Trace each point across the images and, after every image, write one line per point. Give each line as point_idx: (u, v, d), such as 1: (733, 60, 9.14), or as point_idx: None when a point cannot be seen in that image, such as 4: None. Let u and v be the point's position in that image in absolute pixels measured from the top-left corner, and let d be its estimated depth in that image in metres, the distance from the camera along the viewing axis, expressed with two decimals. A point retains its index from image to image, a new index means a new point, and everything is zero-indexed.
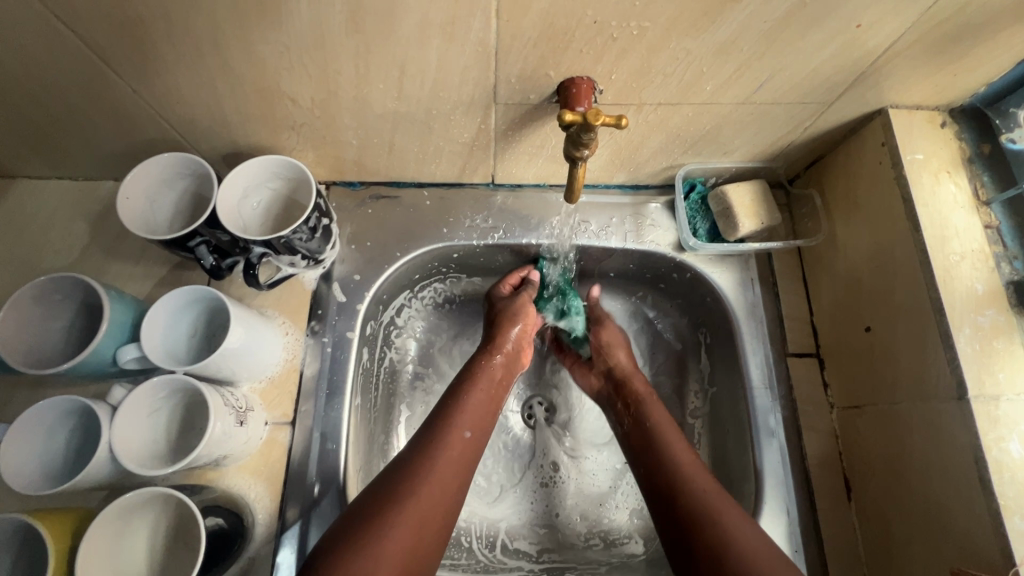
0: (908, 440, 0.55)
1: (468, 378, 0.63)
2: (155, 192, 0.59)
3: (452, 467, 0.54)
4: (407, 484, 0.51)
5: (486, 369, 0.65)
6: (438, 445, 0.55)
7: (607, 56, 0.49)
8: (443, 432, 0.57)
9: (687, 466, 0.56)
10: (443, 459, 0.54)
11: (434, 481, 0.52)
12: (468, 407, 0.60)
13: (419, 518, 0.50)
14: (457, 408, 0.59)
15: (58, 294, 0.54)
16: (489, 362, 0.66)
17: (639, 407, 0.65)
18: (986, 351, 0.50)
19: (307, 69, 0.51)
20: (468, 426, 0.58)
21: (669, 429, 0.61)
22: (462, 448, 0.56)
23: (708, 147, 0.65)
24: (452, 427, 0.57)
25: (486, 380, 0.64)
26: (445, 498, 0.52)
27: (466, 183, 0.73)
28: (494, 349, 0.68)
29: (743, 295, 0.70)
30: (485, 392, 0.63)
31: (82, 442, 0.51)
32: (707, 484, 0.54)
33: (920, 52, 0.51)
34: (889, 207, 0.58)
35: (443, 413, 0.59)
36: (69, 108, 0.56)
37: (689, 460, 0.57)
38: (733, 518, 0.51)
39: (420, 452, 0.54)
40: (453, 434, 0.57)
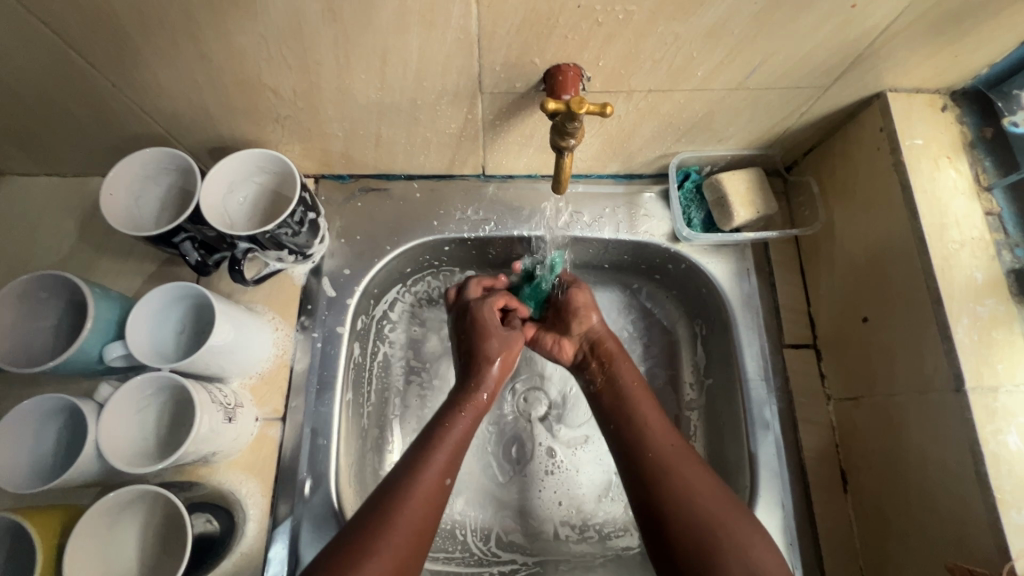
0: (905, 433, 0.54)
1: (445, 416, 0.60)
2: (139, 187, 0.58)
3: (425, 516, 0.52)
4: (377, 536, 0.49)
5: (466, 406, 0.62)
6: (411, 495, 0.53)
7: (593, 42, 0.48)
8: (417, 478, 0.54)
9: (652, 427, 0.57)
10: (416, 510, 0.52)
11: (408, 532, 0.51)
12: (445, 451, 0.57)
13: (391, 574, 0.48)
14: (437, 452, 0.57)
15: (43, 292, 0.53)
16: (470, 401, 0.62)
17: (612, 365, 0.64)
18: (985, 342, 0.49)
19: (286, 60, 0.50)
20: (445, 474, 0.56)
21: (637, 391, 0.62)
22: (435, 495, 0.54)
23: (701, 135, 0.63)
24: (429, 472, 0.55)
25: (468, 420, 0.61)
26: (417, 550, 0.51)
27: (456, 175, 0.72)
28: (476, 386, 0.63)
29: (739, 286, 0.69)
30: (465, 430, 0.60)
31: (70, 440, 0.51)
32: (670, 438, 0.56)
33: (919, 33, 0.49)
34: (887, 195, 0.56)
35: (418, 455, 0.56)
36: (49, 103, 0.55)
37: (653, 415, 0.59)
38: (691, 473, 0.53)
39: (391, 499, 0.52)
40: (429, 480, 0.54)
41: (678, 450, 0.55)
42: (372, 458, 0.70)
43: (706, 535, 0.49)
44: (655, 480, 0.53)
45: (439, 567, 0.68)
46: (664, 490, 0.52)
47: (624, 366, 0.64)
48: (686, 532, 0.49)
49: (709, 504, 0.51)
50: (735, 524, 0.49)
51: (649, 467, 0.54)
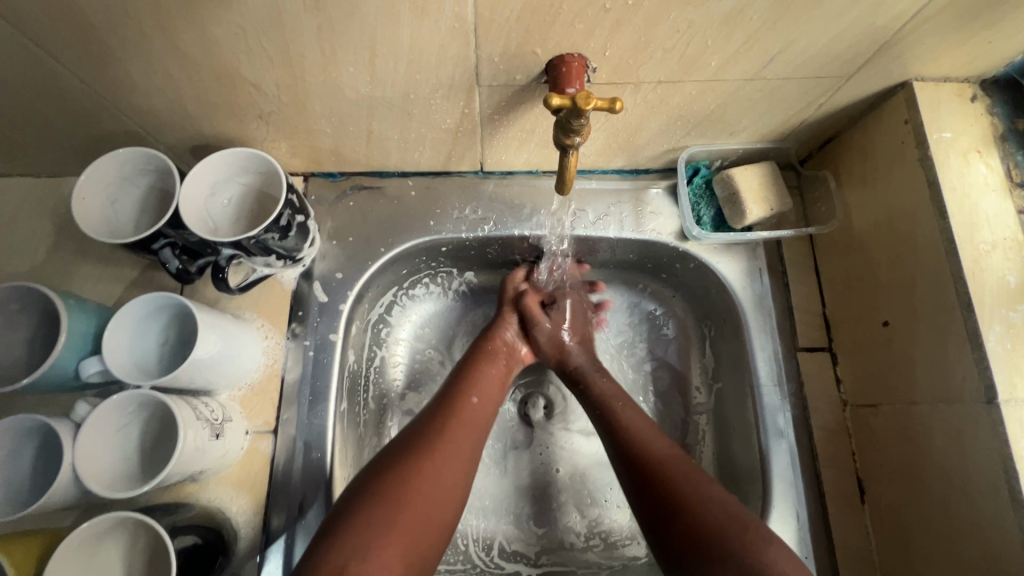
0: (929, 444, 0.51)
1: (472, 357, 0.63)
2: (114, 190, 0.55)
3: (467, 432, 0.54)
4: (421, 445, 0.51)
5: (489, 348, 0.65)
6: (451, 410, 0.55)
7: (600, 30, 0.44)
8: (448, 398, 0.56)
9: (640, 426, 0.57)
10: (458, 424, 0.54)
11: (451, 442, 0.52)
12: (478, 378, 0.60)
13: (440, 477, 0.50)
14: (472, 377, 0.60)
15: (15, 305, 0.50)
16: (491, 343, 0.65)
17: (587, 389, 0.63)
18: (1019, 351, 0.46)
19: (267, 53, 0.46)
20: (475, 394, 0.58)
21: (613, 392, 0.62)
22: (474, 416, 0.56)
23: (712, 128, 0.60)
24: (461, 395, 0.57)
25: (492, 358, 0.63)
26: (464, 461, 0.52)
27: (453, 171, 0.68)
28: (496, 332, 0.67)
29: (751, 287, 0.66)
30: (491, 365, 0.63)
31: (46, 462, 0.48)
32: (661, 437, 0.56)
33: (952, 18, 0.45)
34: (912, 192, 0.53)
35: (450, 383, 0.59)
36: (14, 101, 0.52)
37: (638, 418, 0.58)
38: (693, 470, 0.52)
39: (429, 421, 0.54)
40: (462, 402, 0.56)
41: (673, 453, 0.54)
42: None
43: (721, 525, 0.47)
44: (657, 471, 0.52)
45: None
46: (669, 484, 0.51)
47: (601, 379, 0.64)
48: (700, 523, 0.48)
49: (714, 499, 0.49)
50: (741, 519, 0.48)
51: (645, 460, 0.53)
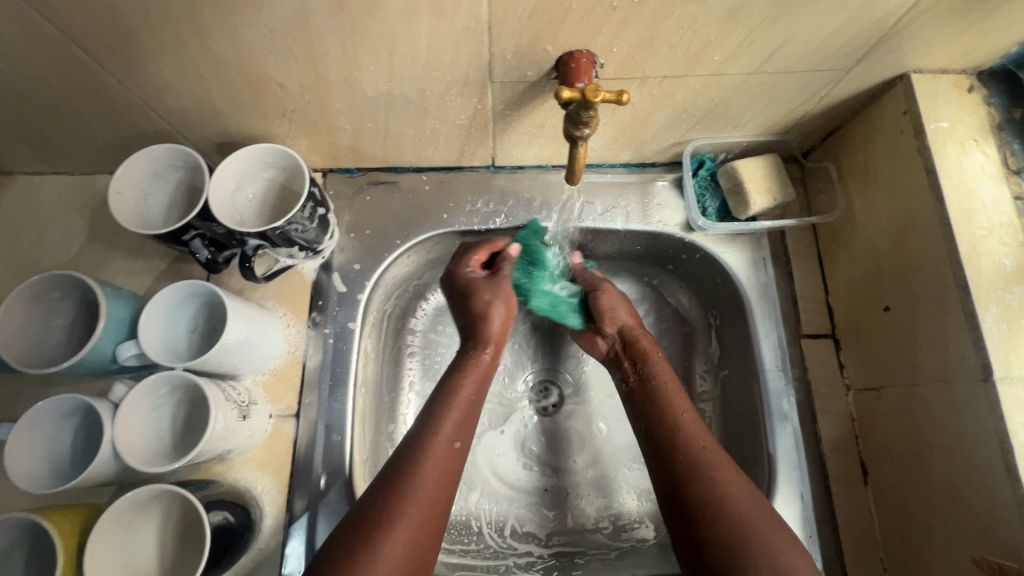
0: (931, 424, 0.52)
1: (449, 383, 0.60)
2: (147, 185, 0.58)
3: (442, 481, 0.53)
4: (393, 502, 0.49)
5: (471, 365, 0.62)
6: (433, 457, 0.54)
7: (607, 27, 0.47)
8: (429, 442, 0.54)
9: (686, 429, 0.56)
10: (433, 475, 0.52)
11: (427, 496, 0.51)
12: (454, 414, 0.57)
13: (412, 540, 0.49)
14: (450, 414, 0.57)
15: (56, 294, 0.53)
16: (473, 362, 0.63)
17: (645, 366, 0.64)
18: (1014, 331, 0.48)
19: (292, 52, 0.49)
20: (456, 436, 0.56)
21: (673, 394, 0.60)
22: (449, 460, 0.54)
23: (717, 121, 0.62)
24: (439, 438, 0.55)
25: (475, 380, 0.61)
26: (434, 513, 0.51)
27: (465, 166, 0.71)
28: (480, 340, 0.64)
29: (756, 276, 0.68)
30: (472, 391, 0.60)
31: (88, 440, 0.51)
32: (702, 441, 0.55)
33: (947, 12, 0.47)
34: (911, 180, 0.55)
35: (429, 420, 0.56)
36: (55, 101, 0.55)
37: (688, 420, 0.57)
38: (727, 477, 0.52)
39: (406, 467, 0.52)
40: (440, 445, 0.55)
41: (714, 455, 0.54)
42: (386, 450, 0.70)
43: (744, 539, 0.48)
44: (687, 478, 0.52)
45: (456, 560, 0.68)
46: (698, 493, 0.51)
47: (655, 365, 0.63)
48: (721, 540, 0.48)
49: (746, 512, 0.49)
50: (770, 533, 0.48)
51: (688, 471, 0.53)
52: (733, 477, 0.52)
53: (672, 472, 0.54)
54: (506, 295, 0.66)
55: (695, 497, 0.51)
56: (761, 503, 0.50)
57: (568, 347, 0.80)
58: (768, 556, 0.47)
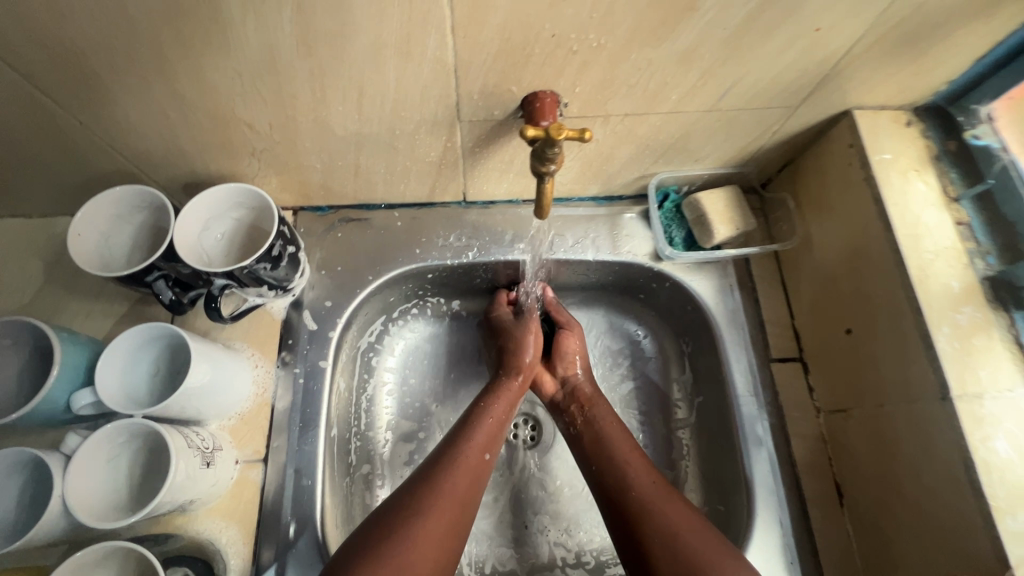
0: (897, 442, 0.53)
1: (483, 403, 0.64)
2: (109, 227, 0.57)
3: (470, 486, 0.56)
4: (424, 504, 0.52)
5: (506, 389, 0.67)
6: (457, 466, 0.56)
7: (568, 69, 0.49)
8: (463, 449, 0.58)
9: (630, 461, 0.58)
10: (461, 482, 0.55)
11: (452, 501, 0.53)
12: (484, 428, 0.61)
13: (440, 538, 0.51)
14: (482, 423, 0.61)
15: (6, 341, 0.51)
16: (509, 384, 0.67)
17: (592, 411, 0.65)
18: (967, 349, 0.49)
19: (260, 94, 0.50)
20: (485, 449, 0.59)
21: (614, 426, 0.63)
22: (477, 469, 0.57)
23: (678, 156, 0.65)
24: (472, 447, 0.58)
25: (506, 400, 0.65)
26: (461, 520, 0.53)
27: (436, 202, 0.72)
28: (515, 368, 0.68)
29: (724, 303, 0.69)
30: (504, 409, 0.64)
31: (34, 495, 0.47)
32: (652, 477, 0.56)
33: (879, 54, 0.51)
34: (860, 208, 0.58)
35: (463, 431, 0.60)
36: (15, 144, 0.54)
37: (631, 455, 0.59)
38: (670, 508, 0.53)
39: (438, 470, 0.55)
40: (471, 454, 0.58)
41: (657, 488, 0.55)
42: (360, 493, 0.68)
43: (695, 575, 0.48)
44: (642, 511, 0.53)
45: None
46: (644, 524, 0.52)
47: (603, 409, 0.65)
48: (670, 569, 0.49)
49: (688, 542, 0.50)
50: (715, 561, 0.49)
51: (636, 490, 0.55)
52: (673, 506, 0.53)
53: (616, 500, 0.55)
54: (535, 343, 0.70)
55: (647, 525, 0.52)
56: (704, 532, 0.51)
57: None
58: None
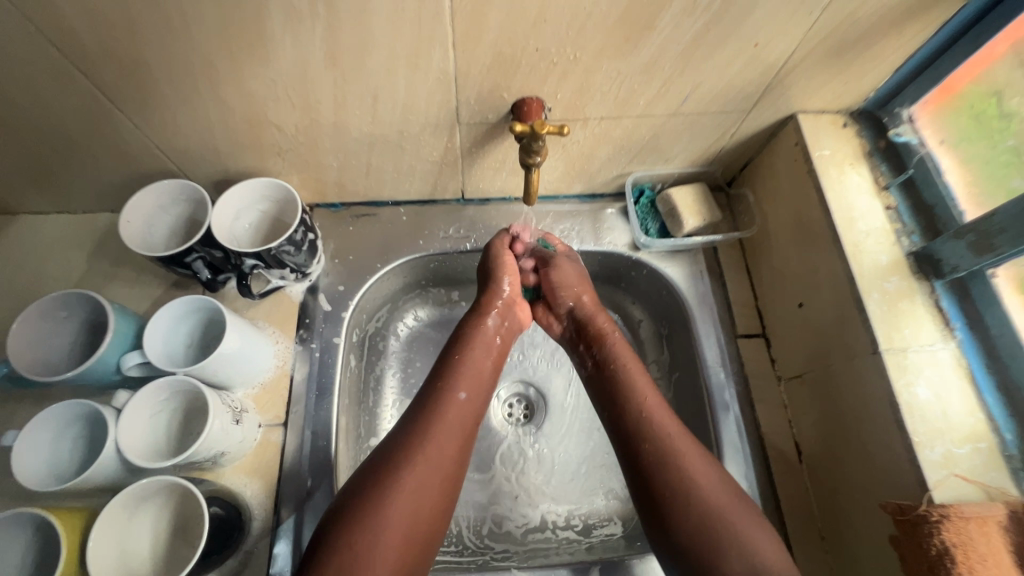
0: (842, 397, 0.61)
1: (460, 347, 0.68)
2: (153, 216, 0.65)
3: (451, 428, 0.59)
4: (403, 449, 0.56)
5: (480, 333, 0.70)
6: (436, 412, 0.60)
7: (550, 78, 0.58)
8: (440, 396, 0.62)
9: (653, 412, 0.61)
10: (443, 430, 0.58)
11: (433, 444, 0.57)
12: (463, 375, 0.64)
13: (421, 479, 0.55)
14: (459, 370, 0.64)
15: (63, 312, 0.58)
16: (483, 326, 0.70)
17: (601, 349, 0.70)
18: (894, 311, 0.58)
19: (290, 100, 0.59)
20: (463, 390, 0.63)
21: (635, 376, 0.66)
22: (460, 413, 0.61)
23: (651, 155, 0.74)
24: (448, 391, 0.62)
25: (482, 345, 0.69)
26: (445, 461, 0.57)
27: (438, 199, 0.80)
28: (486, 306, 0.72)
29: (695, 286, 0.77)
30: (480, 353, 0.68)
31: (91, 442, 0.55)
32: (668, 426, 0.60)
33: (812, 65, 0.60)
34: (806, 197, 0.66)
35: (440, 379, 0.64)
36: (74, 144, 0.62)
37: (656, 408, 0.62)
38: (694, 462, 0.56)
39: (417, 418, 0.59)
40: (449, 399, 0.61)
41: (675, 437, 0.58)
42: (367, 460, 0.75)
43: (715, 521, 0.52)
44: (664, 465, 0.56)
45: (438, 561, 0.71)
46: (666, 475, 0.56)
47: (613, 346, 0.70)
48: (695, 520, 0.53)
49: (710, 495, 0.54)
50: (734, 512, 0.53)
51: (649, 442, 0.59)
52: (698, 461, 0.57)
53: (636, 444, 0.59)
54: (511, 269, 0.74)
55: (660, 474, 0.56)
56: (725, 487, 0.55)
57: (540, 359, 0.88)
58: (733, 534, 0.51)
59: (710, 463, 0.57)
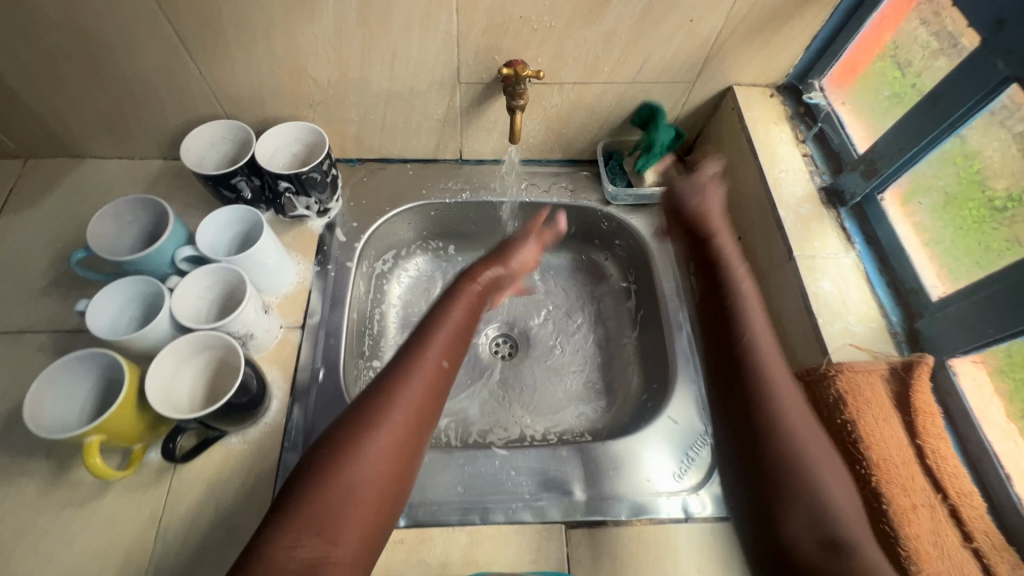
0: (769, 303, 0.73)
1: (447, 301, 0.73)
2: (205, 150, 0.81)
3: (428, 392, 0.61)
4: (382, 410, 0.57)
5: (463, 290, 0.75)
6: (416, 372, 0.62)
7: (532, 43, 0.74)
8: (420, 361, 0.63)
9: (774, 363, 0.60)
10: (415, 394, 0.60)
11: (410, 408, 0.58)
12: (442, 340, 0.67)
13: (394, 442, 0.55)
14: (437, 340, 0.67)
15: (130, 218, 0.71)
16: (467, 287, 0.76)
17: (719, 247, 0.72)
18: (806, 229, 0.71)
19: (327, 55, 0.74)
20: (444, 358, 0.65)
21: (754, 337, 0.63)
22: (437, 379, 0.63)
23: (618, 121, 0.89)
24: (431, 356, 0.64)
25: (465, 306, 0.73)
26: (415, 429, 0.58)
27: (440, 159, 0.95)
28: (472, 279, 0.77)
29: (656, 233, 0.91)
30: (460, 321, 0.71)
31: (148, 310, 0.68)
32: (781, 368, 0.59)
33: (739, 42, 0.76)
34: (741, 150, 0.81)
35: (420, 343, 0.66)
36: (147, 89, 0.77)
37: (771, 353, 0.60)
38: (787, 395, 0.57)
39: (397, 378, 0.61)
40: (431, 361, 0.64)
41: (776, 372, 0.59)
42: (369, 375, 0.86)
43: (796, 468, 0.53)
44: (763, 401, 0.57)
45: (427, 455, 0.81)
46: (766, 413, 0.56)
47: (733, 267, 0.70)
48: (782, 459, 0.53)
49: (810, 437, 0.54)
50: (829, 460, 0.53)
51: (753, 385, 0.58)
52: (790, 391, 0.57)
53: (743, 380, 0.59)
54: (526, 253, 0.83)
55: (766, 415, 0.56)
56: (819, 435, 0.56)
57: (526, 304, 1.00)
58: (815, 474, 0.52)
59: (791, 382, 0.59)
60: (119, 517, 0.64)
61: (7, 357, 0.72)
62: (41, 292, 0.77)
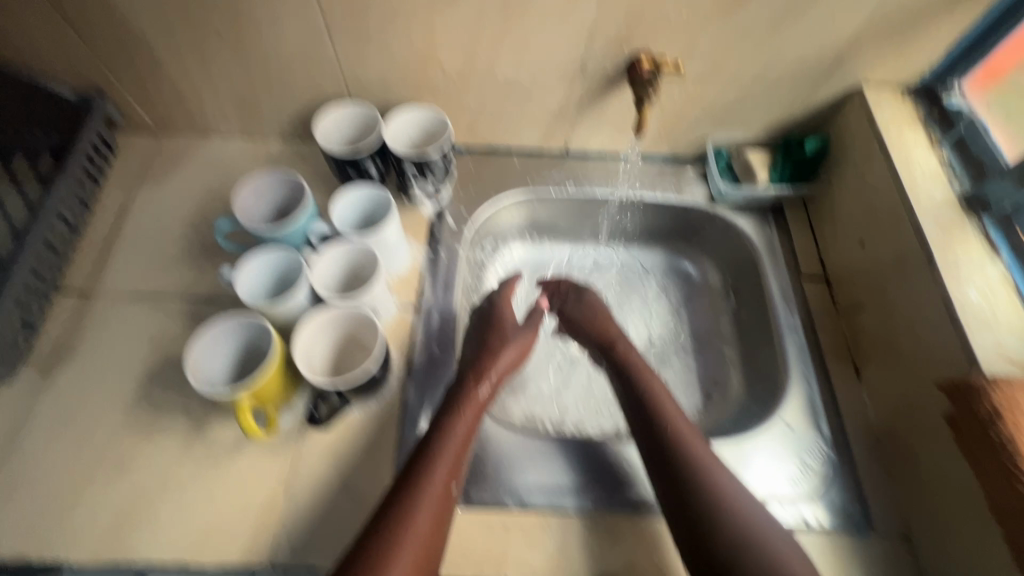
0: (903, 312, 0.71)
1: (450, 410, 0.67)
2: (330, 131, 0.83)
3: (433, 519, 0.58)
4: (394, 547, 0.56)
5: (467, 397, 0.69)
6: (420, 496, 0.59)
7: (665, 36, 0.74)
8: (427, 483, 0.60)
9: (716, 469, 0.62)
10: (422, 523, 0.58)
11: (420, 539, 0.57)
12: (448, 455, 0.63)
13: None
14: (440, 456, 0.62)
15: (266, 192, 0.75)
16: (474, 393, 0.69)
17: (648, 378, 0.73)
18: (947, 236, 0.69)
19: (460, 43, 0.76)
20: (449, 478, 0.61)
21: (685, 431, 0.66)
22: (443, 502, 0.60)
23: (733, 119, 0.88)
24: (436, 477, 0.61)
25: (471, 413, 0.67)
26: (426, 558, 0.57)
27: (545, 150, 0.95)
28: (470, 379, 0.71)
29: (764, 235, 0.89)
30: (465, 428, 0.66)
31: (285, 279, 0.72)
32: (739, 511, 0.60)
33: (878, 39, 0.74)
34: (870, 151, 0.78)
35: (425, 462, 0.62)
36: (283, 70, 0.80)
37: (727, 493, 0.61)
38: (756, 547, 0.57)
39: (403, 505, 0.58)
40: (437, 485, 0.60)
41: (738, 516, 0.59)
42: None
43: None
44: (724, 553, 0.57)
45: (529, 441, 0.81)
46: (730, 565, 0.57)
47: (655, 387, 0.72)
48: None
49: (756, 544, 0.58)
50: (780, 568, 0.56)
51: (711, 530, 0.58)
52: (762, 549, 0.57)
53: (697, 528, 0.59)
54: (512, 345, 0.78)
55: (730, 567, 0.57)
56: (770, 534, 0.59)
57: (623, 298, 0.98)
58: None
59: (760, 531, 0.59)
60: (250, 478, 0.67)
61: (147, 318, 0.76)
62: (176, 260, 0.82)
